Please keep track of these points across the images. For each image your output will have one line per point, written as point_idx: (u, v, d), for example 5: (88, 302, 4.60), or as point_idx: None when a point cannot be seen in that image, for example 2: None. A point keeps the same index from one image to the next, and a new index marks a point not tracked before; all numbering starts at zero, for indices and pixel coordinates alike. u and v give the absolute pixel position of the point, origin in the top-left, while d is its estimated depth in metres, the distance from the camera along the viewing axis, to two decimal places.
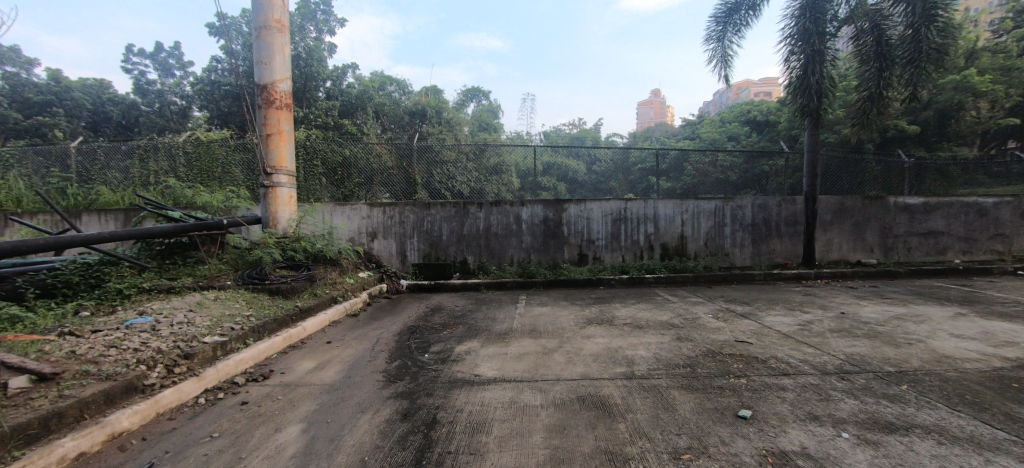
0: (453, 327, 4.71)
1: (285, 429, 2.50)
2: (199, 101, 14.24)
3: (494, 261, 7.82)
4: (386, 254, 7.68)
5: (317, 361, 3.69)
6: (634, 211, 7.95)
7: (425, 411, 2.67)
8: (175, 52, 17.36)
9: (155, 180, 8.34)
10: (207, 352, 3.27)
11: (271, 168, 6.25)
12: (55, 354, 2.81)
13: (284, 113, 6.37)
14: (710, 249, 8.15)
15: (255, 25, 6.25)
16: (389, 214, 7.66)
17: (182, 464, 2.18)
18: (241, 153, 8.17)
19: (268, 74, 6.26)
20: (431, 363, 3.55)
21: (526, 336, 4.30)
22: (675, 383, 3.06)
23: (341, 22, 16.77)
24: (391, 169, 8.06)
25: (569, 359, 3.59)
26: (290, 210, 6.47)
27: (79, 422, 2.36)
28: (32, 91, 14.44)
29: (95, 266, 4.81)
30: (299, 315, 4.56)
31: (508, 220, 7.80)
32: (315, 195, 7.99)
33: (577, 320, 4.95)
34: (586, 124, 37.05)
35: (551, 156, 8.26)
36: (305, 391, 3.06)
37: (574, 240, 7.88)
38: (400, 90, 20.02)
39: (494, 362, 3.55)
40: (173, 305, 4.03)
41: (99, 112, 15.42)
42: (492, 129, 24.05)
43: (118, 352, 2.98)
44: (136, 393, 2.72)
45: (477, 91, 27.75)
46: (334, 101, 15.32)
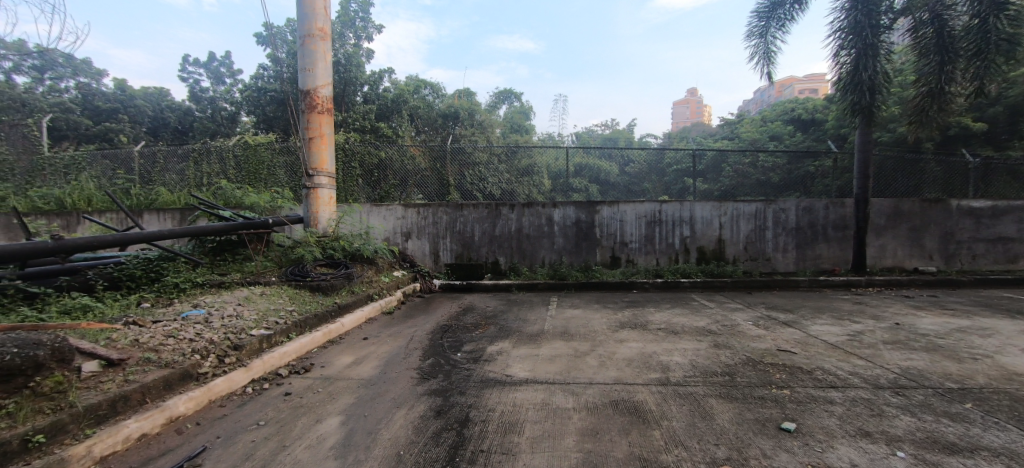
0: (485, 327, 4.75)
1: (325, 420, 2.60)
2: (248, 107, 15.08)
3: (525, 262, 7.83)
4: (420, 254, 7.84)
5: (355, 357, 3.81)
6: (669, 213, 7.74)
7: (458, 410, 2.70)
8: (226, 60, 18.48)
9: (208, 181, 8.89)
10: (254, 345, 3.45)
11: (313, 170, 6.53)
12: (121, 342, 3.04)
13: (325, 117, 6.64)
14: (751, 253, 7.82)
15: (299, 33, 6.54)
16: (423, 214, 7.81)
17: (233, 449, 2.31)
18: (284, 156, 8.56)
19: (311, 80, 6.55)
20: (463, 362, 3.60)
21: (558, 339, 4.28)
22: (714, 391, 2.97)
23: (378, 28, 17.28)
24: (425, 171, 8.23)
25: (602, 362, 3.54)
26: (330, 210, 6.72)
27: (142, 405, 2.54)
28: (100, 99, 16.02)
29: (155, 261, 5.17)
30: (338, 311, 4.74)
31: (540, 221, 7.79)
32: (353, 195, 8.27)
33: (610, 323, 4.87)
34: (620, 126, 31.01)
35: (583, 157, 8.18)
36: (344, 384, 3.17)
37: (606, 243, 7.77)
38: (434, 93, 20.39)
39: (526, 363, 3.55)
40: (224, 299, 4.28)
41: (158, 119, 16.62)
42: (524, 130, 24.11)
43: (176, 342, 3.19)
44: (191, 380, 2.90)
45: (509, 93, 27.97)
46: (371, 105, 15.79)
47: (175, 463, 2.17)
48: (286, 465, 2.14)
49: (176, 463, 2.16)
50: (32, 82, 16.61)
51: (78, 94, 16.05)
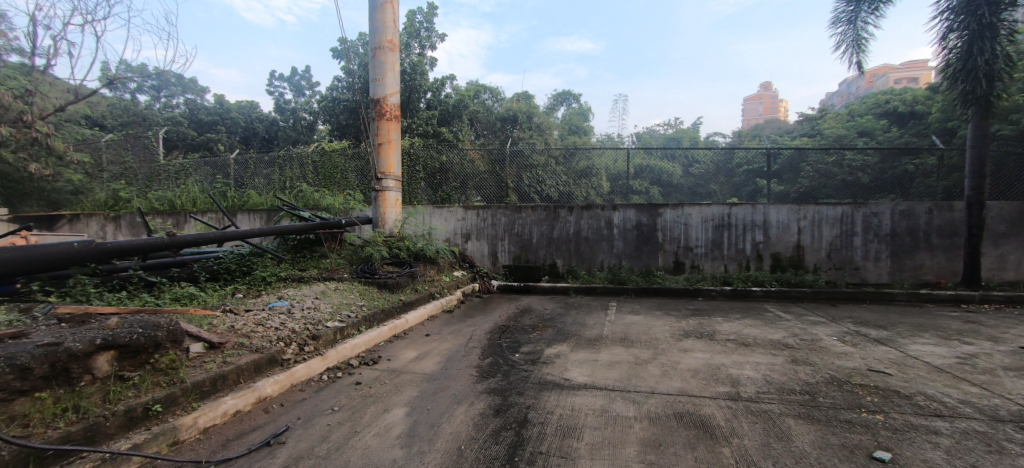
0: (543, 330, 4.74)
1: (392, 410, 2.74)
2: (324, 116, 16.36)
3: (583, 265, 7.72)
4: (479, 255, 8.03)
5: (418, 352, 3.99)
6: (739, 216, 7.25)
7: (517, 410, 2.73)
8: (306, 74, 20.19)
9: (290, 184, 9.75)
10: (329, 336, 3.73)
11: (381, 174, 6.93)
12: (220, 327, 3.42)
13: (393, 123, 7.02)
14: (835, 261, 7.10)
15: (371, 45, 6.96)
16: (483, 216, 7.99)
17: (312, 430, 2.51)
18: (355, 161, 9.14)
19: (380, 89, 6.96)
20: (522, 363, 3.62)
21: (618, 344, 4.17)
22: (792, 410, 2.73)
23: (441, 37, 17.94)
24: (484, 174, 8.41)
25: (664, 372, 3.40)
26: (396, 212, 7.09)
27: (237, 385, 2.85)
28: (204, 113, 18.09)
29: (247, 257, 5.76)
30: (403, 307, 4.99)
31: (599, 224, 7.64)
32: (416, 198, 8.66)
33: (673, 332, 4.66)
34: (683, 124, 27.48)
35: (645, 158, 7.92)
36: (408, 378, 3.33)
37: (669, 247, 7.45)
38: (493, 97, 20.81)
39: (584, 368, 3.50)
40: (303, 292, 4.67)
41: (249, 129, 18.52)
42: (582, 131, 23.85)
43: (264, 330, 3.53)
44: (277, 366, 3.20)
45: (568, 95, 27.80)
46: (434, 110, 16.42)
47: (264, 439, 2.40)
48: (358, 450, 2.29)
49: (264, 439, 2.40)
50: (151, 100, 19.24)
51: (186, 109, 18.33)
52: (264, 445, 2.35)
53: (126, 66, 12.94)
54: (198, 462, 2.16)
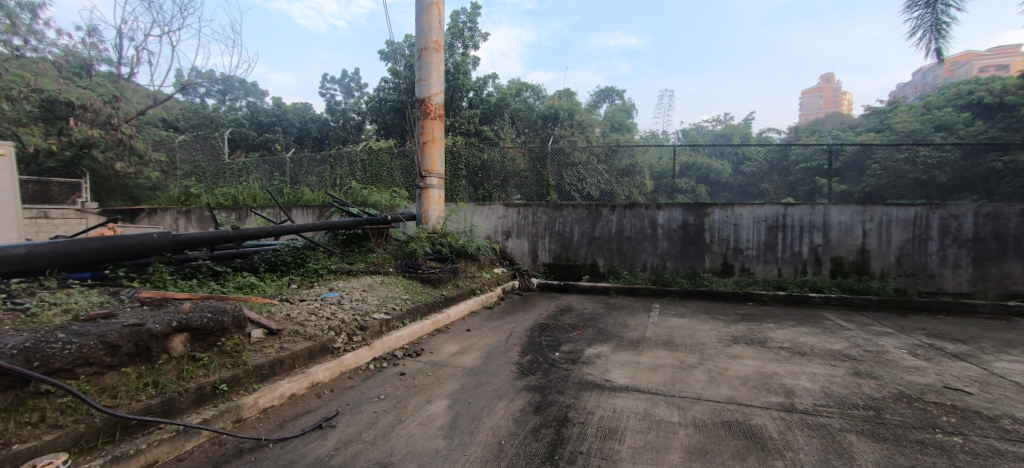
0: (583, 329, 4.68)
1: (434, 402, 2.82)
2: (372, 116, 17.03)
3: (625, 265, 7.55)
4: (519, 252, 8.05)
5: (459, 346, 4.06)
6: (796, 217, 6.81)
7: (557, 408, 2.72)
8: (355, 76, 21.09)
9: (340, 182, 10.24)
10: (376, 327, 3.88)
11: (425, 172, 7.11)
12: (278, 315, 3.65)
13: (437, 122, 7.18)
14: (905, 267, 6.52)
15: (417, 47, 7.15)
16: (523, 214, 8.01)
17: (359, 416, 2.63)
18: (399, 159, 9.41)
19: (426, 89, 7.13)
20: (562, 362, 3.60)
21: (662, 348, 4.05)
22: (854, 426, 2.54)
23: (484, 36, 18.11)
24: (525, 172, 8.42)
25: (711, 378, 3.26)
26: (439, 209, 7.26)
27: (293, 370, 3.04)
28: (264, 115, 19.37)
29: (301, 250, 6.10)
30: (445, 302, 5.11)
31: (643, 224, 7.44)
32: (458, 196, 8.81)
33: (721, 337, 4.46)
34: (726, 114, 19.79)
35: (691, 155, 7.63)
36: (450, 371, 3.40)
37: (717, 248, 7.14)
38: (534, 95, 20.85)
39: (626, 370, 3.42)
40: (352, 285, 4.89)
41: (303, 129, 19.60)
42: (625, 129, 23.34)
43: (317, 319, 3.73)
44: (328, 353, 3.38)
45: (611, 91, 27.24)
46: (476, 109, 16.63)
47: (316, 422, 2.55)
48: (403, 438, 2.37)
49: (316, 422, 2.54)
50: (218, 103, 20.83)
51: (248, 111, 19.69)
52: (316, 428, 2.49)
53: (197, 72, 14.08)
54: (258, 440, 2.32)
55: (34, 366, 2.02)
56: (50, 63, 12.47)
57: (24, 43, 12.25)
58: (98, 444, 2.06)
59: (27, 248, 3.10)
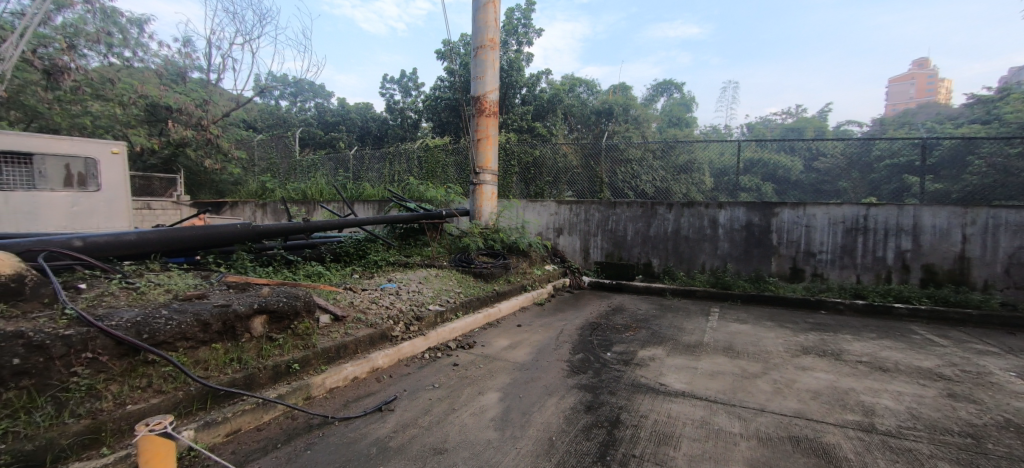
0: (636, 330, 4.57)
1: (486, 394, 2.88)
2: (429, 115, 17.59)
3: (682, 266, 7.25)
4: (571, 250, 7.99)
5: (510, 341, 4.12)
6: (879, 218, 6.16)
7: (609, 409, 2.68)
8: (413, 76, 21.86)
9: (398, 178, 10.69)
10: (431, 318, 4.04)
11: (479, 169, 7.25)
12: (342, 302, 3.89)
13: (491, 119, 7.29)
14: (1015, 278, 5.69)
15: (473, 45, 7.27)
16: (576, 211, 7.93)
17: (416, 402, 2.76)
18: (454, 155, 9.65)
19: (481, 87, 7.24)
20: (614, 363, 3.54)
21: (721, 354, 3.85)
22: (949, 454, 2.26)
23: (537, 32, 18.03)
24: (577, 168, 8.33)
25: (777, 389, 3.05)
26: (492, 205, 7.39)
27: (356, 355, 3.25)
28: (330, 115, 20.63)
29: (363, 242, 6.45)
30: (496, 297, 5.20)
31: (702, 223, 7.09)
32: (510, 192, 8.91)
33: (788, 346, 4.16)
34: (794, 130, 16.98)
35: (757, 151, 7.14)
36: (501, 365, 3.46)
37: (784, 251, 6.65)
38: (588, 90, 20.67)
39: (682, 375, 3.29)
40: (409, 277, 5.11)
41: (365, 127, 20.62)
42: (684, 123, 22.31)
43: (377, 307, 3.94)
44: (387, 341, 3.56)
45: (670, 84, 26.09)
46: (529, 106, 16.62)
47: (376, 404, 2.71)
48: (456, 426, 2.45)
49: (376, 405, 2.69)
50: (291, 104, 22.47)
51: (316, 112, 21.07)
52: (377, 410, 2.64)
53: (273, 76, 15.27)
54: (326, 417, 2.51)
55: (143, 337, 2.31)
56: (153, 72, 14.07)
57: (133, 55, 13.89)
58: (192, 410, 2.32)
59: (136, 235, 3.68)
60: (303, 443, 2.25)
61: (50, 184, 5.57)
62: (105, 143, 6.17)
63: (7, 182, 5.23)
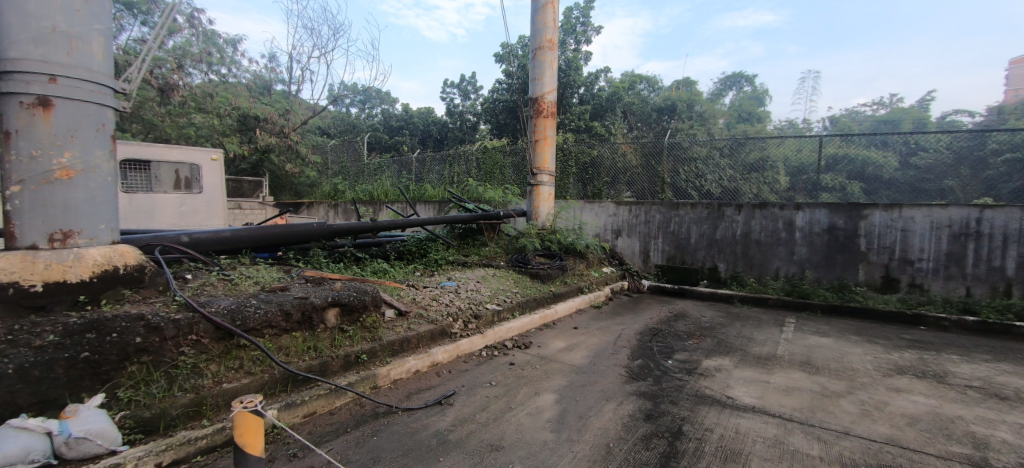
0: (700, 338, 4.34)
1: (542, 395, 2.89)
2: (487, 117, 17.94)
3: (752, 272, 6.76)
4: (629, 252, 7.77)
5: (566, 343, 4.09)
6: (997, 222, 5.30)
7: (670, 419, 2.57)
8: (472, 79, 22.41)
9: (457, 179, 11.03)
10: (488, 317, 4.13)
11: (536, 169, 7.27)
12: (406, 298, 4.09)
13: (549, 120, 7.28)
14: None
15: (532, 47, 7.31)
16: (635, 213, 7.70)
17: (473, 398, 2.83)
18: (512, 156, 9.76)
19: (539, 88, 7.25)
20: (675, 371, 3.39)
21: (798, 368, 3.55)
22: None
23: (596, 29, 17.73)
24: (637, 168, 8.09)
25: (864, 412, 2.75)
26: (549, 206, 7.39)
27: (418, 349, 3.41)
28: (395, 120, 21.76)
29: (424, 241, 6.73)
30: (553, 298, 5.20)
31: (776, 226, 6.57)
32: (567, 193, 8.87)
33: (878, 364, 3.73)
34: (887, 123, 15.14)
35: (842, 147, 6.49)
36: (557, 367, 3.44)
37: (874, 257, 5.96)
38: (649, 87, 20.06)
39: (752, 388, 3.08)
40: (468, 276, 5.25)
41: (426, 131, 21.45)
42: (756, 118, 20.84)
43: (438, 304, 4.10)
44: (447, 338, 3.69)
45: (740, 76, 24.47)
46: (587, 105, 16.37)
47: (437, 398, 2.82)
48: (513, 424, 2.48)
49: (437, 398, 2.81)
50: (360, 111, 23.94)
51: (383, 117, 22.30)
52: (437, 403, 2.75)
53: (344, 85, 16.39)
54: (390, 406, 2.66)
55: (236, 323, 2.58)
56: (244, 86, 15.69)
57: (228, 72, 15.56)
58: (277, 391, 2.56)
59: (231, 233, 4.10)
60: (370, 429, 2.41)
61: (163, 187, 6.43)
62: (205, 151, 6.90)
63: (130, 186, 6.13)
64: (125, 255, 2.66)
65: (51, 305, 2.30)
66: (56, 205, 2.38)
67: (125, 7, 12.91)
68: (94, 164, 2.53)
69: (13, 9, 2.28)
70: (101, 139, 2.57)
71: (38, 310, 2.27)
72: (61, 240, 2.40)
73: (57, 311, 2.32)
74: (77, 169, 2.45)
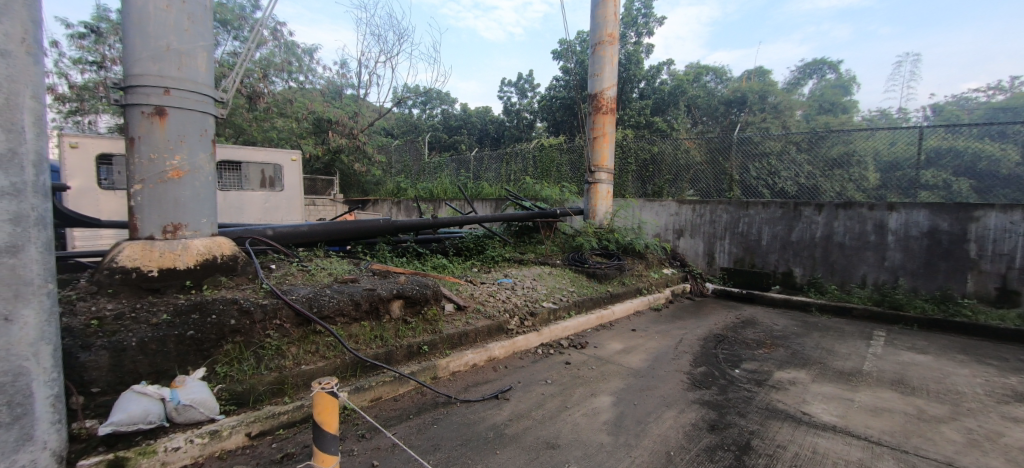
0: (772, 348, 4.04)
1: (599, 396, 2.85)
2: (544, 114, 17.94)
3: (833, 278, 6.17)
4: (692, 253, 7.41)
5: (624, 345, 3.99)
6: None
7: (738, 432, 2.43)
8: (529, 77, 22.48)
9: (514, 177, 11.13)
10: (545, 315, 4.15)
11: (595, 167, 7.15)
12: (464, 293, 4.21)
13: (608, 116, 7.13)
14: None
15: (591, 42, 7.18)
16: (699, 212, 7.31)
17: (529, 395, 2.86)
18: (569, 154, 9.66)
19: (599, 84, 7.11)
20: (743, 382, 3.19)
21: (888, 387, 3.19)
22: None
23: (659, 20, 17.02)
24: (701, 165, 7.69)
25: (972, 442, 2.41)
26: (607, 204, 7.25)
27: (475, 343, 3.50)
28: (454, 120, 22.42)
29: (482, 238, 6.89)
30: (610, 298, 5.10)
31: (864, 228, 5.92)
32: (626, 191, 8.64)
33: (991, 388, 3.25)
34: (1009, 111, 13.05)
35: (947, 139, 5.71)
36: (615, 369, 3.38)
37: (987, 265, 5.18)
38: (716, 78, 19.01)
39: (833, 406, 2.82)
40: (524, 273, 5.30)
41: (483, 129, 21.88)
42: (840, 109, 18.95)
43: (495, 300, 4.18)
44: (504, 333, 3.76)
45: (823, 63, 22.30)
46: (648, 100, 15.82)
47: (493, 392, 2.88)
48: (569, 424, 2.47)
49: (493, 392, 2.87)
50: (421, 111, 24.93)
51: (443, 117, 23.08)
52: (493, 397, 2.81)
53: (408, 88, 17.15)
54: (450, 397, 2.76)
55: (313, 310, 2.80)
56: (319, 91, 16.95)
57: (305, 79, 16.88)
58: (347, 375, 2.76)
59: (309, 227, 4.46)
60: (430, 417, 2.52)
61: (251, 185, 7.14)
62: (286, 152, 7.55)
63: (225, 184, 6.87)
64: (222, 246, 2.98)
65: (164, 288, 2.67)
66: (169, 202, 2.73)
67: (221, 24, 14.37)
68: (199, 165, 2.86)
69: (136, 31, 2.64)
70: (204, 143, 2.89)
71: (154, 292, 2.64)
72: (172, 232, 2.75)
73: (169, 294, 2.68)
74: (185, 169, 2.78)
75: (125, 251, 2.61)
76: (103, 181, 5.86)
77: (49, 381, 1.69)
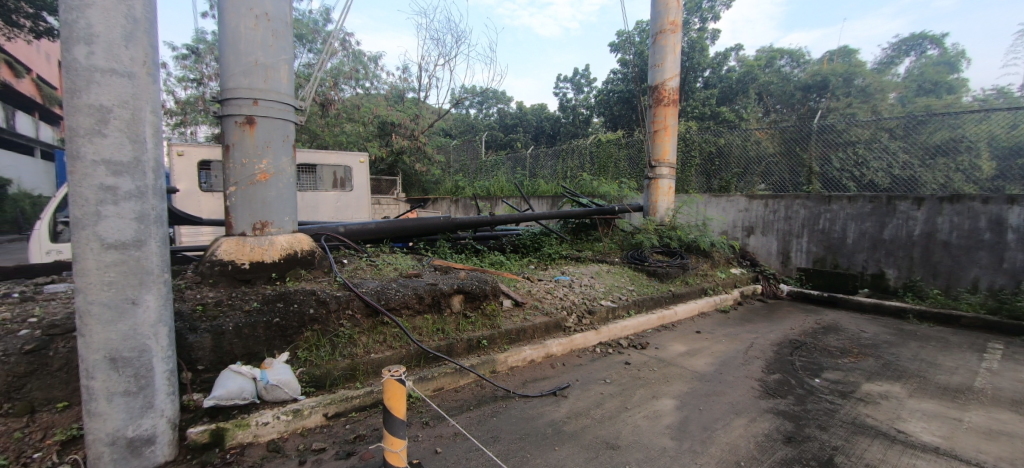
0: (859, 357, 3.65)
1: (661, 399, 2.75)
2: (601, 109, 17.58)
3: (935, 281, 5.45)
4: (764, 252, 6.90)
5: (688, 347, 3.82)
6: None
7: (818, 446, 2.24)
8: (585, 72, 22.12)
9: (570, 174, 11.03)
10: (603, 313, 4.08)
11: (656, 161, 6.86)
12: (522, 289, 4.26)
13: (670, 108, 6.81)
14: None
15: (652, 32, 6.90)
16: (772, 207, 6.79)
17: (588, 393, 2.83)
18: (627, 149, 9.40)
19: (660, 74, 6.81)
20: (825, 392, 2.92)
21: (1007, 408, 2.76)
22: None
23: (727, 3, 15.96)
24: (775, 156, 7.14)
25: None
26: (668, 200, 6.95)
27: (533, 339, 3.53)
28: (509, 118, 22.65)
29: (539, 236, 6.90)
30: (672, 298, 4.89)
31: (976, 224, 5.16)
32: (689, 186, 8.24)
33: None
34: None
35: None
36: (678, 371, 3.24)
37: None
38: (792, 62, 17.51)
39: (935, 425, 2.50)
40: (581, 271, 5.25)
41: (538, 127, 21.89)
42: (944, 89, 16.64)
43: (552, 297, 4.18)
44: (561, 331, 3.75)
45: (923, 38, 19.69)
46: (714, 89, 14.97)
47: (551, 388, 2.89)
48: (629, 425, 2.42)
49: (552, 389, 2.88)
50: (478, 111, 25.46)
51: (499, 116, 23.41)
52: (551, 393, 2.82)
53: (465, 88, 17.58)
54: (508, 391, 2.81)
55: (381, 302, 2.98)
56: (383, 96, 17.91)
57: (371, 85, 17.89)
58: (412, 365, 2.91)
59: (376, 225, 4.72)
60: (490, 409, 2.58)
61: (325, 186, 7.71)
62: (355, 154, 8.04)
63: (303, 186, 7.47)
64: (302, 242, 3.26)
65: (254, 280, 2.97)
66: (258, 202, 3.03)
67: (298, 39, 15.62)
68: (281, 168, 3.14)
69: (230, 50, 2.96)
70: (286, 148, 3.17)
71: (246, 283, 2.95)
72: (260, 229, 3.05)
73: (258, 284, 2.98)
74: (271, 172, 3.07)
75: (222, 246, 2.94)
76: (204, 184, 6.63)
77: (166, 357, 1.95)
